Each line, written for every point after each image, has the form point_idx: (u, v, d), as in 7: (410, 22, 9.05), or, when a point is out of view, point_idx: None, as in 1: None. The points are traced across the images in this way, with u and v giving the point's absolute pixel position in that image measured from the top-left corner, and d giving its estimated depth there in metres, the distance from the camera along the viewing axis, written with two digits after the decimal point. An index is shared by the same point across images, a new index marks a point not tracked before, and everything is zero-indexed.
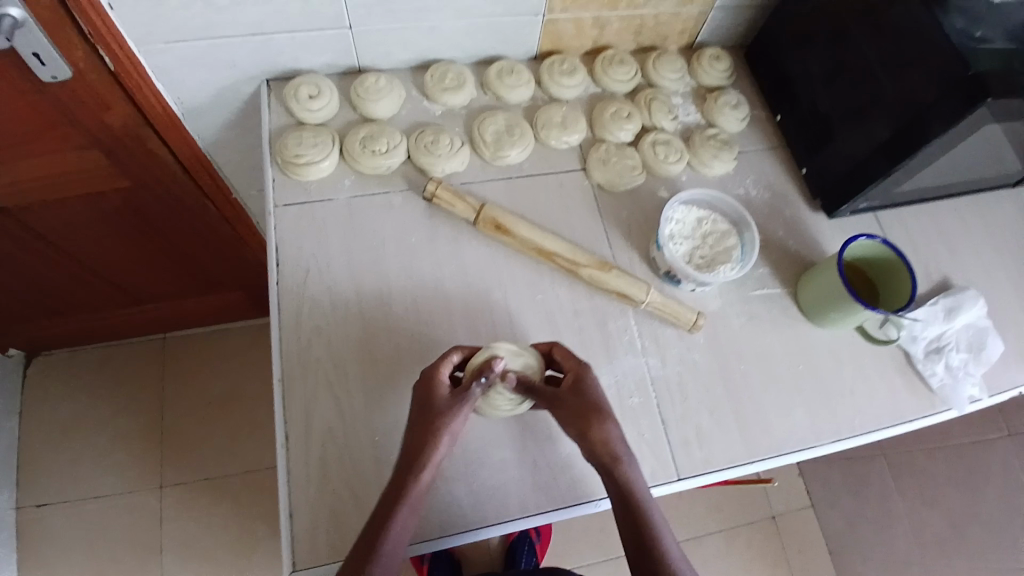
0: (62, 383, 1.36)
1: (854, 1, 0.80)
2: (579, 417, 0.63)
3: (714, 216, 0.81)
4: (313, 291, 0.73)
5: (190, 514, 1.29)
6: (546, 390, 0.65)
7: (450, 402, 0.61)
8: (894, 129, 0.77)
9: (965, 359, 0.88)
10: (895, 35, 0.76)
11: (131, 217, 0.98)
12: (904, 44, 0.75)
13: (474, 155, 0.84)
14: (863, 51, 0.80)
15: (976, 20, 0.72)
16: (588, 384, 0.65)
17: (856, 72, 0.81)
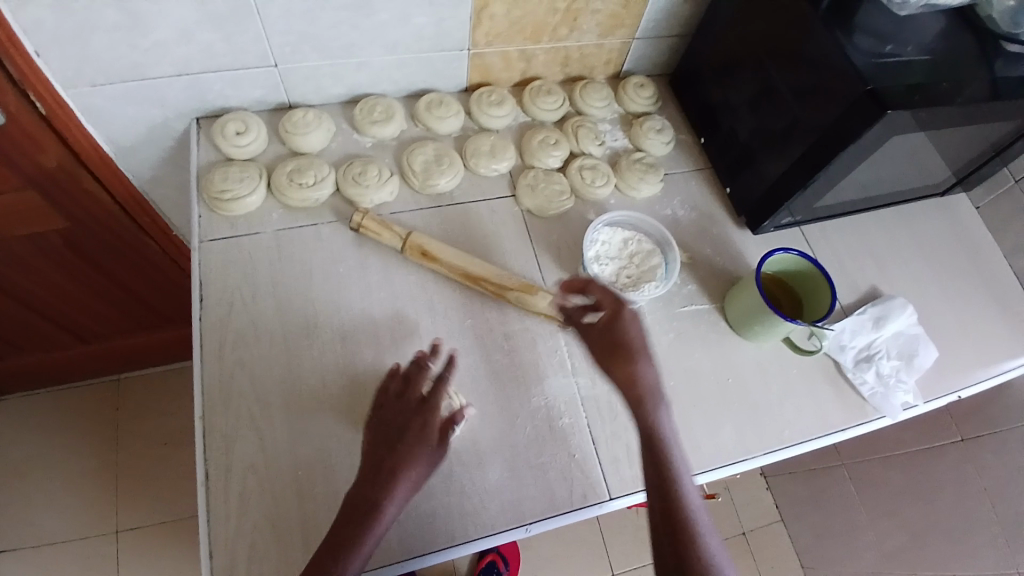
0: (8, 428, 1.32)
1: (762, 26, 0.84)
2: (610, 352, 0.69)
3: (638, 236, 0.83)
4: (239, 324, 0.73)
5: (144, 558, 1.25)
6: (582, 325, 0.73)
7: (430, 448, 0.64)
8: (807, 146, 0.79)
9: (897, 366, 0.90)
10: (799, 57, 0.79)
11: (72, 256, 0.97)
12: (807, 65, 0.78)
13: (404, 185, 0.86)
14: (774, 73, 0.83)
15: (886, 38, 0.76)
16: (624, 321, 0.70)
17: (768, 97, 0.85)
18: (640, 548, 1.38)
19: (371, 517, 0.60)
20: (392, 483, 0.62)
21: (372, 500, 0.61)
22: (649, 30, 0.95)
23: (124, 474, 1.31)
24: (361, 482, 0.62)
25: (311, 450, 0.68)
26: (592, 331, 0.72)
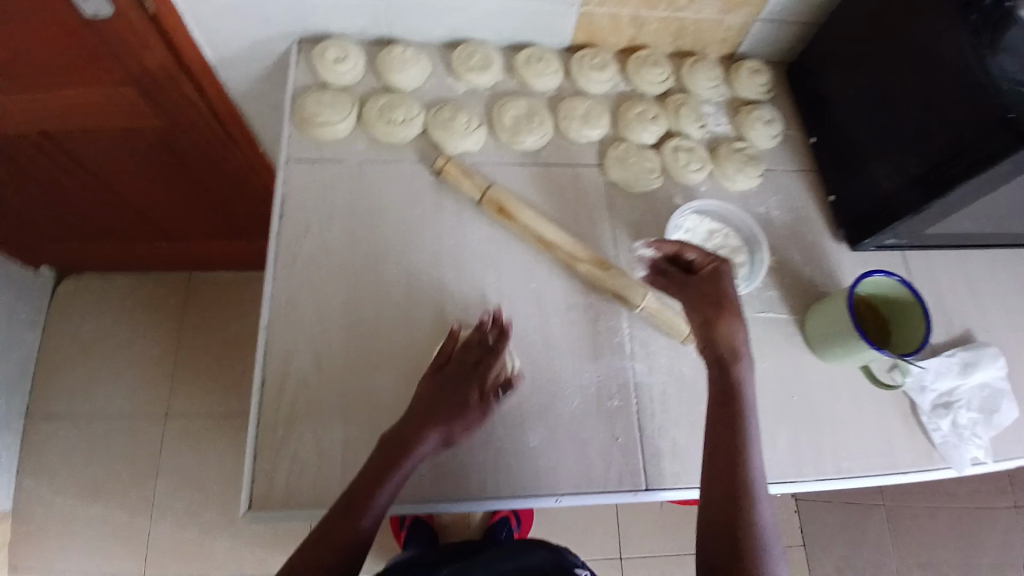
0: (85, 306, 1.41)
1: (900, 27, 0.76)
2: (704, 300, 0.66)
3: (726, 230, 0.79)
4: (310, 248, 0.74)
5: (189, 447, 1.33)
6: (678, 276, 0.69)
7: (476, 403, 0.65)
8: (927, 166, 0.72)
9: (975, 419, 0.83)
10: (935, 69, 0.72)
11: (165, 155, 1.00)
12: (943, 79, 0.70)
13: (491, 137, 0.84)
14: (903, 83, 0.76)
15: None
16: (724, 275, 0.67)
17: (894, 102, 0.77)
18: (656, 539, 1.36)
19: (404, 453, 0.61)
20: (431, 427, 0.62)
21: (404, 448, 0.61)
22: (774, 12, 0.88)
23: (183, 367, 1.38)
24: (387, 452, 0.61)
25: (360, 381, 0.69)
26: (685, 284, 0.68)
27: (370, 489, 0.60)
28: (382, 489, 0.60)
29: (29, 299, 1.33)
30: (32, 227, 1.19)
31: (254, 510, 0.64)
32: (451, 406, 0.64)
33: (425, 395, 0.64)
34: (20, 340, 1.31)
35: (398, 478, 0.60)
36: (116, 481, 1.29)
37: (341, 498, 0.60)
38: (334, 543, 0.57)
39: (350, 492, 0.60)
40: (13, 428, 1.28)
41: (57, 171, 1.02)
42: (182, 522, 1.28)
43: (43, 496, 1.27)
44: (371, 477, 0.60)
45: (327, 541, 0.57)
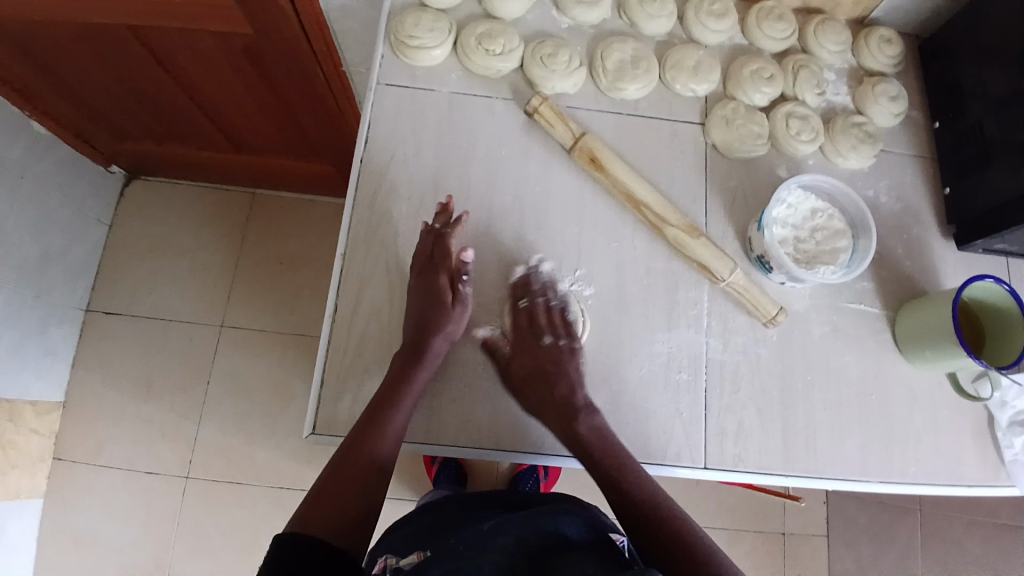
0: (152, 208, 1.45)
1: None
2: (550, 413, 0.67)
3: (831, 211, 0.73)
4: (394, 178, 0.73)
5: (239, 356, 1.38)
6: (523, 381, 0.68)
7: (452, 305, 0.67)
8: None
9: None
10: None
11: (247, 65, 0.98)
12: None
13: (590, 81, 0.78)
14: None
15: None
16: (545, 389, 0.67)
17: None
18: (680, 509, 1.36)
19: (404, 378, 0.64)
20: (425, 345, 0.65)
21: (401, 378, 0.64)
22: None
23: (240, 279, 1.42)
24: (383, 388, 0.64)
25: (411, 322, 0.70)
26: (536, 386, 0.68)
27: (381, 414, 0.62)
28: (394, 409, 0.63)
29: (98, 195, 1.37)
30: (110, 123, 1.22)
31: (318, 432, 0.66)
32: (433, 321, 0.66)
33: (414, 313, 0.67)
34: (88, 235, 1.36)
35: (408, 398, 0.64)
36: (171, 378, 1.36)
37: (356, 426, 0.63)
38: (353, 471, 0.60)
39: (362, 421, 0.63)
40: (74, 318, 1.35)
41: (139, 69, 1.02)
42: (227, 425, 1.34)
43: (102, 382, 1.35)
44: (377, 406, 0.63)
45: (346, 470, 0.60)
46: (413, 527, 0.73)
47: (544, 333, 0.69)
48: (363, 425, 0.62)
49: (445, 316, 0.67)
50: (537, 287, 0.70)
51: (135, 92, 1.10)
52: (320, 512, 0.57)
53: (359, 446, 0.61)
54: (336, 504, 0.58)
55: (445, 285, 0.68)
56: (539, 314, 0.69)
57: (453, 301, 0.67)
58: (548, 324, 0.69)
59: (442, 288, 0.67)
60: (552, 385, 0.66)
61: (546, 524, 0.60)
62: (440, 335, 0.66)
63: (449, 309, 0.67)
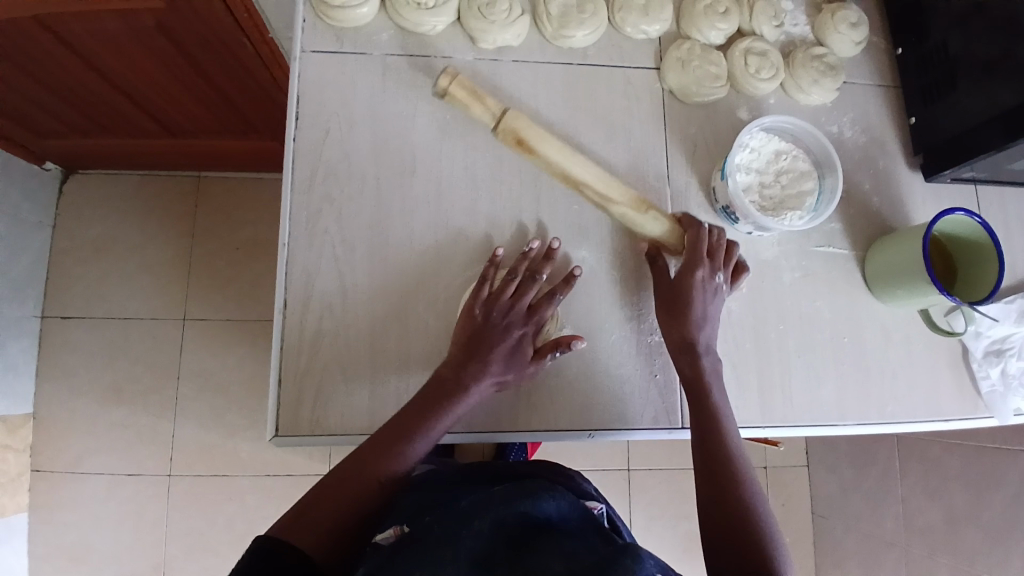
0: (91, 206, 1.35)
1: None
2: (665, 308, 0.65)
3: (795, 151, 0.69)
4: (331, 155, 0.67)
5: (208, 349, 1.33)
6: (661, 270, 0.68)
7: (503, 316, 0.62)
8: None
9: (1023, 369, 0.75)
10: None
11: (165, 41, 0.88)
12: None
13: (534, 30, 0.73)
14: None
15: None
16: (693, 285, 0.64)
17: (997, 18, 0.65)
18: (665, 453, 1.39)
19: (453, 397, 0.60)
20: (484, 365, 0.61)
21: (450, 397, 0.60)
22: None
23: (197, 270, 1.35)
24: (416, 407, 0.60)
25: (368, 312, 0.65)
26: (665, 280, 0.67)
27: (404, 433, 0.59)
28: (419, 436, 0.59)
29: (33, 198, 1.28)
30: (32, 119, 1.12)
31: (280, 436, 0.63)
32: (508, 356, 0.62)
33: (469, 332, 0.62)
34: (29, 240, 1.27)
35: (441, 427, 0.60)
36: (138, 381, 1.31)
37: (375, 436, 0.60)
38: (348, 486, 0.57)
39: (383, 434, 0.60)
40: (29, 330, 1.28)
41: (50, 59, 0.92)
42: (206, 420, 1.30)
43: (63, 395, 1.29)
44: (403, 423, 0.59)
45: (344, 483, 0.57)
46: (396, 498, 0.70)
47: (716, 269, 0.66)
48: (380, 439, 0.59)
49: (524, 363, 0.62)
50: (710, 248, 0.66)
51: (54, 88, 1.01)
52: (321, 521, 0.55)
53: (368, 460, 0.58)
54: (332, 515, 0.55)
55: (516, 322, 0.62)
56: (699, 238, 0.66)
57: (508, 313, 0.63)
58: (712, 254, 0.66)
59: (514, 323, 0.62)
60: (676, 321, 0.64)
61: (518, 509, 0.53)
62: (495, 356, 0.61)
63: (522, 349, 0.62)
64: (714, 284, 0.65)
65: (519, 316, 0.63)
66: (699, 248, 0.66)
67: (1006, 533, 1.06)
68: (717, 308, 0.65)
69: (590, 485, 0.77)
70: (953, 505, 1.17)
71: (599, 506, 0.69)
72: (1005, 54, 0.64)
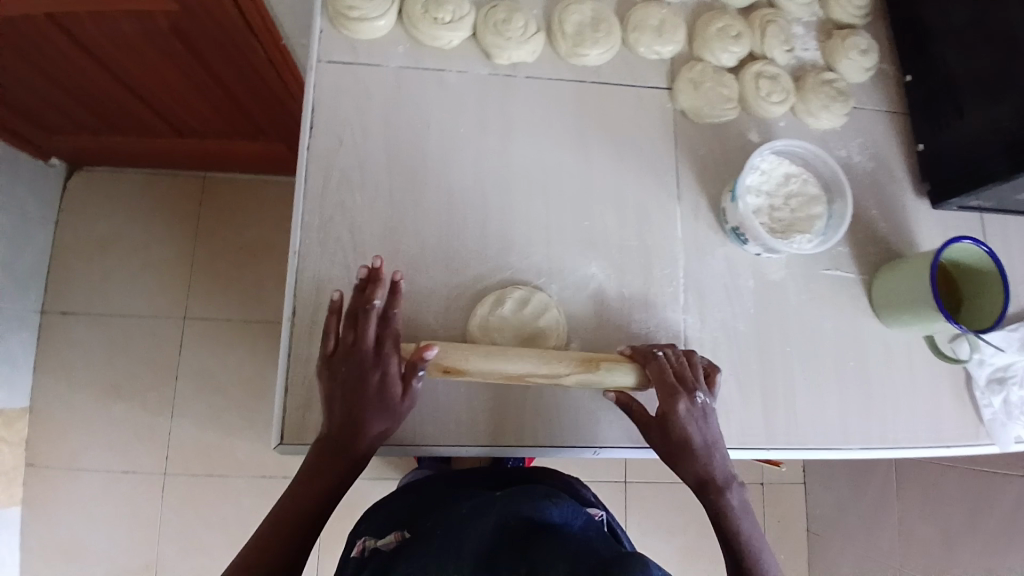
0: (97, 202, 1.35)
1: None
2: (667, 456, 0.60)
3: (805, 175, 0.70)
4: (344, 163, 0.68)
5: (208, 349, 1.32)
6: (641, 413, 0.61)
7: (375, 354, 0.57)
8: None
9: None
10: None
11: (179, 43, 0.89)
12: None
13: (548, 47, 0.73)
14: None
15: None
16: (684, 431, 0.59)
17: (1007, 50, 0.66)
18: (664, 467, 1.38)
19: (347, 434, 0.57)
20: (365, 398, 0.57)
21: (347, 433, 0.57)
22: None
23: (200, 270, 1.35)
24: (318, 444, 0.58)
25: None
26: (651, 426, 0.61)
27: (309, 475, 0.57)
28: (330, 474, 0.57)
29: (38, 192, 1.28)
30: (42, 115, 1.12)
31: (286, 445, 0.62)
32: (388, 389, 0.57)
33: (343, 369, 0.57)
34: (32, 235, 1.27)
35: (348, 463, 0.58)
36: (136, 378, 1.30)
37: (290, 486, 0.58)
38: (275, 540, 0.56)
39: (299, 477, 0.58)
40: (29, 323, 1.27)
41: (65, 59, 0.93)
42: (203, 420, 1.30)
43: (59, 392, 1.28)
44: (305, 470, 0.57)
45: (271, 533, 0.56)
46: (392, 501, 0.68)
47: (694, 390, 0.60)
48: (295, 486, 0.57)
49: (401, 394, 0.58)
50: (682, 374, 0.60)
51: (67, 87, 1.02)
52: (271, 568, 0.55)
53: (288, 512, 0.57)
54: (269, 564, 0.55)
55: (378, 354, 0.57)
56: (670, 367, 0.60)
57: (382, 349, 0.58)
58: (685, 376, 0.60)
59: (370, 361, 0.57)
60: (680, 459, 0.60)
61: (522, 511, 0.51)
62: (375, 381, 0.57)
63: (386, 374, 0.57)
64: (704, 411, 0.60)
65: (386, 347, 0.58)
66: (669, 381, 0.60)
67: (1001, 559, 1.05)
68: (716, 433, 0.60)
69: (589, 490, 0.76)
70: (948, 528, 1.16)
71: (600, 512, 0.68)
72: (1016, 86, 0.65)
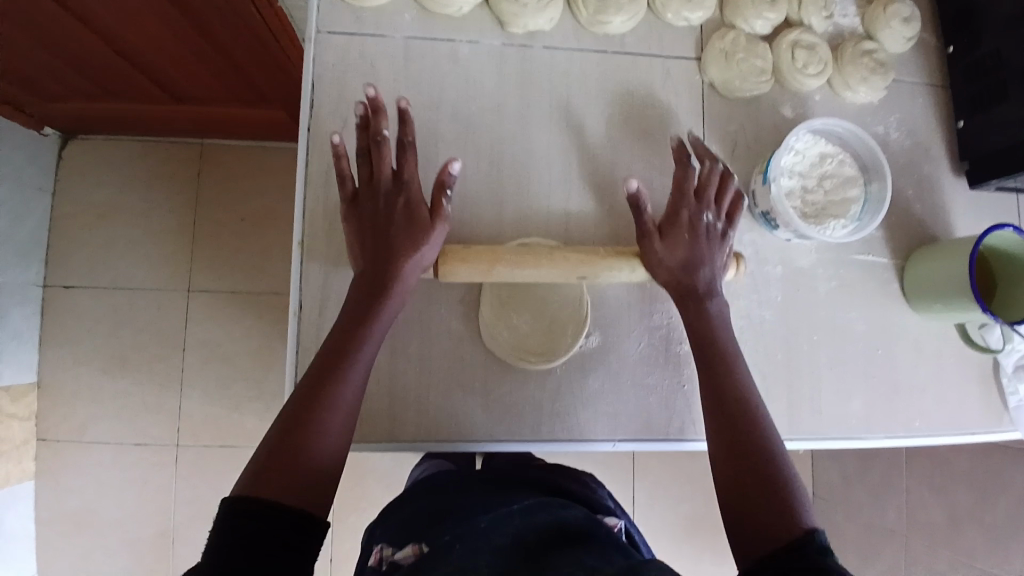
0: (95, 171, 1.31)
1: None
2: (676, 282, 0.59)
3: (840, 156, 0.66)
4: (350, 145, 0.64)
5: (214, 321, 1.31)
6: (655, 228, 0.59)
7: (394, 182, 0.56)
8: None
9: None
10: None
11: (170, 6, 0.83)
12: None
13: (568, 14, 0.68)
14: None
15: None
16: (698, 248, 0.59)
17: None
18: None
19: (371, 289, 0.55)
20: (390, 232, 0.55)
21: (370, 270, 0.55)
22: None
23: (203, 241, 1.32)
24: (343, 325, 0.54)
25: None
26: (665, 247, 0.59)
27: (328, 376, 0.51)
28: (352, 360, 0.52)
29: (34, 162, 1.23)
30: (32, 84, 1.07)
31: None
32: (411, 216, 0.56)
33: (365, 201, 0.56)
34: (29, 207, 1.23)
35: (377, 331, 0.55)
36: (144, 351, 1.29)
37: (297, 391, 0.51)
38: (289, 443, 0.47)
39: (304, 389, 0.51)
40: (32, 297, 1.25)
41: (55, 26, 0.88)
42: (213, 393, 1.29)
43: (67, 365, 1.27)
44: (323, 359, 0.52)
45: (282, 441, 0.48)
46: (403, 505, 0.66)
47: (705, 209, 0.60)
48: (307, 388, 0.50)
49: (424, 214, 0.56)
50: (700, 195, 0.60)
51: (59, 55, 0.97)
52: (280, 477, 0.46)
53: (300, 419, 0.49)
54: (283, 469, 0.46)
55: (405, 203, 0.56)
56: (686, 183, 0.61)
57: (400, 178, 0.57)
58: (700, 197, 0.61)
59: (391, 187, 0.56)
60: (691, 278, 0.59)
61: (542, 523, 0.52)
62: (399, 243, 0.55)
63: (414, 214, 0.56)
64: (714, 232, 0.60)
65: (407, 173, 0.57)
66: (683, 203, 0.60)
67: (1008, 534, 1.04)
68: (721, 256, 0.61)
69: (604, 493, 0.74)
70: (956, 503, 1.15)
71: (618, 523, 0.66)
72: None
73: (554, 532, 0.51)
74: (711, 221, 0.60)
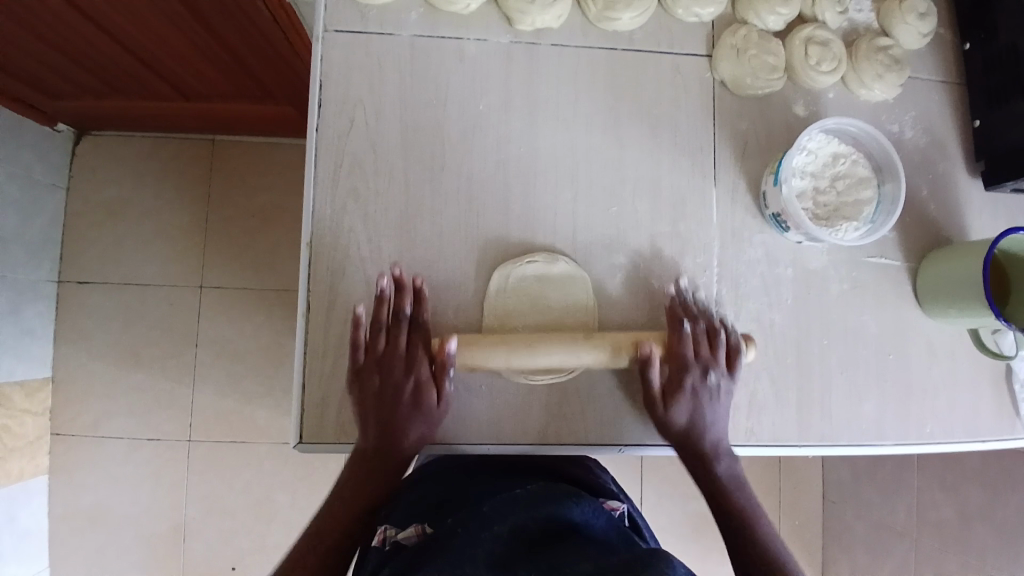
0: (107, 167, 1.32)
1: None
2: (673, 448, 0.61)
3: (855, 155, 0.65)
4: (356, 146, 0.63)
5: (224, 317, 1.32)
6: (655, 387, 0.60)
7: (401, 363, 0.59)
8: None
9: None
10: None
11: (177, 4, 0.83)
12: None
13: (576, 10, 0.67)
14: None
15: None
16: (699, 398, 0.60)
17: None
18: None
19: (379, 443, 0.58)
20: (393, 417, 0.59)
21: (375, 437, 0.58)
22: None
23: (213, 237, 1.32)
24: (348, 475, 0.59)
25: None
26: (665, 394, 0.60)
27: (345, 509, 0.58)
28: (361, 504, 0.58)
29: (45, 159, 1.24)
30: (41, 81, 1.07)
31: (305, 443, 0.61)
32: (414, 404, 0.59)
33: (374, 371, 0.59)
34: (42, 204, 1.25)
35: (390, 467, 0.59)
36: (155, 347, 1.30)
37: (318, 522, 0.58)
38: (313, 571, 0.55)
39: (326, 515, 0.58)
40: (46, 293, 1.27)
41: (62, 24, 0.88)
42: (223, 388, 1.30)
43: (81, 360, 1.29)
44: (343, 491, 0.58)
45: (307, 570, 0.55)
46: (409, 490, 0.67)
47: (708, 369, 0.61)
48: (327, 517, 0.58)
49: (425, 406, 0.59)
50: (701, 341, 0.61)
51: (67, 52, 0.97)
52: None
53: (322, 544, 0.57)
54: None
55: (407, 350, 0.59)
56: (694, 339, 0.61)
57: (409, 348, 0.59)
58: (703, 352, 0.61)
59: (400, 368, 0.59)
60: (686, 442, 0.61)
61: (543, 513, 0.50)
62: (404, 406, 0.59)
63: (414, 355, 0.59)
64: (716, 386, 0.61)
65: (414, 359, 0.59)
66: (684, 356, 0.60)
67: None
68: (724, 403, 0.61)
69: (608, 477, 0.74)
70: (967, 505, 1.13)
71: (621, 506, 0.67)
72: None
73: (557, 529, 0.50)
74: (714, 376, 0.61)
